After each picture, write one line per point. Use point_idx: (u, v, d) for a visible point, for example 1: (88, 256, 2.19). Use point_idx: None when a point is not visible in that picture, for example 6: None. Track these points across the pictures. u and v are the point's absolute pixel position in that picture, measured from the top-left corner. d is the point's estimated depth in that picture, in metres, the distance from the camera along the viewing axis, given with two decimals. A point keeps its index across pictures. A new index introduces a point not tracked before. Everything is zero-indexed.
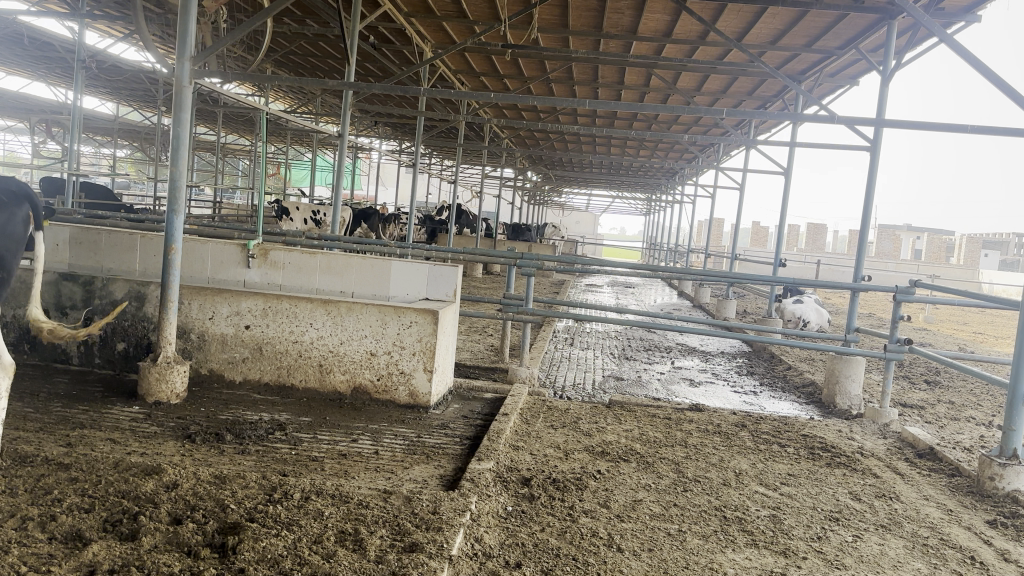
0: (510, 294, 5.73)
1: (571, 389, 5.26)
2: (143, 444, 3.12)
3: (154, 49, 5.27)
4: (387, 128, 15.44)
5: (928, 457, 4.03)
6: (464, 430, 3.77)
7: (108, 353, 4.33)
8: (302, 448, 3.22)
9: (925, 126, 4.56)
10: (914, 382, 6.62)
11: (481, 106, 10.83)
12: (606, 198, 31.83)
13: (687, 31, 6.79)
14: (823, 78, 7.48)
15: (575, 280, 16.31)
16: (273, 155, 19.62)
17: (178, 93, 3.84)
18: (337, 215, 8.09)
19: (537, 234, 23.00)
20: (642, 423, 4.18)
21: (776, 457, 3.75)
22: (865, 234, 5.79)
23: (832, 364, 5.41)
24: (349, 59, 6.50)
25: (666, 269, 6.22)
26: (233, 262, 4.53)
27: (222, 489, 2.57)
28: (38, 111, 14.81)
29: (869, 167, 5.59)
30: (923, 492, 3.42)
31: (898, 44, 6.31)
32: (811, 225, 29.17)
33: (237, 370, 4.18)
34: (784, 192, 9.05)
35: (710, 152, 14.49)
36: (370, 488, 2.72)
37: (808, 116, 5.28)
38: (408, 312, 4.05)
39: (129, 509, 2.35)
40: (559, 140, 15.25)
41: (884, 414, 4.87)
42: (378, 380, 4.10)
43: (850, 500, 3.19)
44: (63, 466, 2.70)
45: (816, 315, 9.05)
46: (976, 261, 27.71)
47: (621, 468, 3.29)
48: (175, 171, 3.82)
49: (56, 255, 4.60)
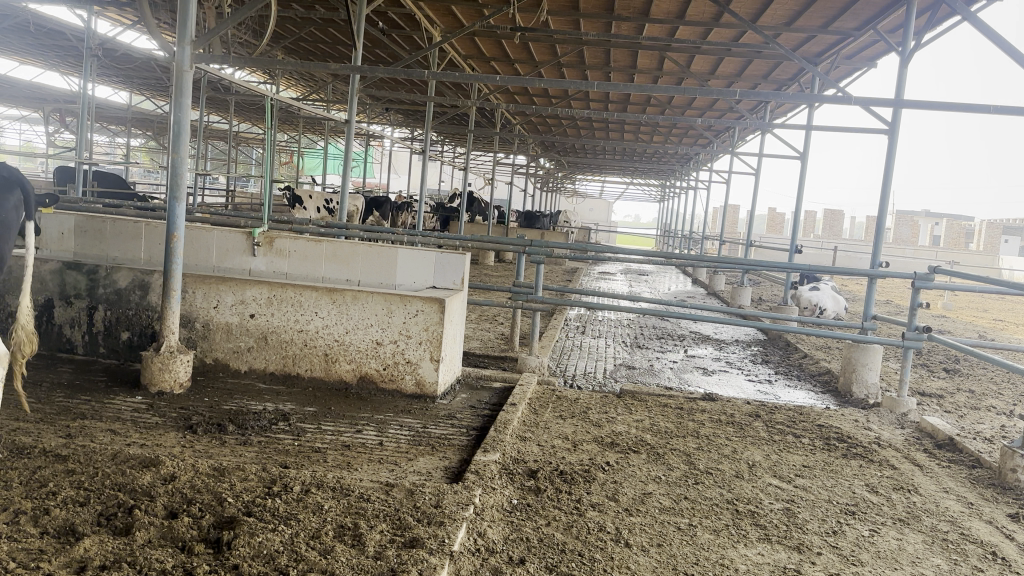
0: (521, 282, 5.63)
1: (582, 378, 5.19)
2: (144, 435, 3.07)
3: (157, 35, 5.19)
4: (398, 115, 15.36)
5: (947, 447, 3.93)
6: (471, 421, 3.70)
7: (113, 342, 4.29)
8: (305, 439, 3.16)
9: (945, 107, 4.44)
10: (933, 370, 6.51)
11: (492, 92, 10.72)
12: (620, 185, 31.71)
13: (701, 12, 6.68)
14: (840, 60, 7.35)
15: (588, 267, 16.24)
16: (285, 144, 19.61)
17: (179, 77, 3.75)
18: (345, 203, 7.96)
19: (552, 221, 22.90)
20: (654, 413, 4.10)
21: (791, 448, 3.66)
22: (884, 220, 5.64)
23: (848, 352, 5.30)
24: (357, 43, 6.41)
25: (679, 257, 6.10)
26: (239, 250, 4.48)
27: (220, 482, 2.51)
28: (51, 100, 14.86)
29: (886, 150, 5.47)
30: (943, 485, 3.32)
31: (918, 24, 6.17)
32: (827, 210, 28.87)
33: (243, 360, 4.13)
34: (801, 176, 8.90)
35: (725, 137, 14.33)
36: (373, 480, 2.66)
37: (824, 98, 5.17)
38: (414, 300, 3.97)
39: (125, 503, 2.30)
40: (573, 126, 15.15)
41: (902, 403, 4.76)
42: (385, 369, 4.04)
43: (866, 493, 3.10)
44: (61, 459, 2.65)
45: (833, 302, 8.95)
46: (995, 247, 27.48)
47: (630, 460, 3.21)
48: (176, 157, 3.74)
49: (61, 244, 4.56)
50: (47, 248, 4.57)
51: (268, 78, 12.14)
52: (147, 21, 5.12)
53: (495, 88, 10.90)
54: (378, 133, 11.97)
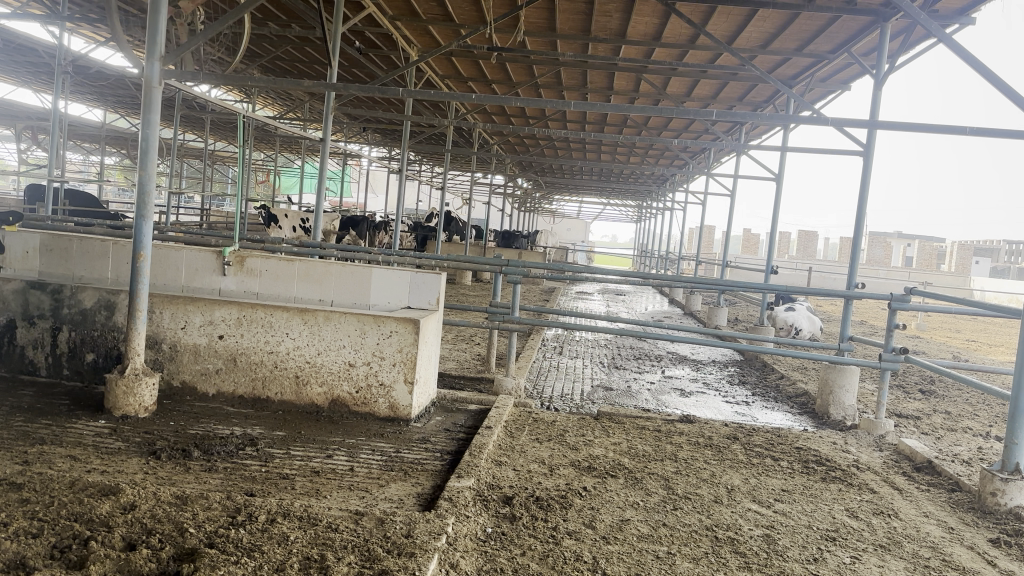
0: (497, 302, 5.55)
1: (558, 400, 5.11)
2: (105, 461, 2.96)
3: (128, 50, 5.08)
4: (375, 135, 15.29)
5: (926, 470, 3.90)
6: (446, 444, 3.62)
7: (77, 364, 4.17)
8: (273, 465, 3.07)
9: (920, 128, 4.44)
10: (909, 392, 6.49)
11: (469, 111, 10.71)
12: (597, 206, 31.78)
13: (677, 34, 6.71)
14: (815, 83, 7.40)
15: (565, 288, 16.20)
16: (261, 163, 19.50)
17: (147, 93, 3.71)
18: (319, 223, 7.81)
19: (530, 241, 22.90)
20: (631, 436, 4.04)
21: (769, 471, 3.61)
22: (860, 241, 5.61)
23: (825, 374, 5.27)
24: (332, 62, 6.32)
25: (656, 278, 6.05)
26: (209, 269, 4.39)
27: (182, 511, 2.41)
28: (23, 118, 14.67)
29: (861, 172, 5.48)
30: (923, 509, 3.28)
31: (891, 47, 6.22)
32: (802, 232, 29.06)
33: (210, 383, 4.03)
34: (778, 197, 8.93)
35: (702, 158, 14.40)
36: (342, 508, 2.57)
37: (799, 118, 5.18)
38: (388, 321, 3.90)
39: (81, 534, 2.20)
40: (551, 146, 15.19)
41: (880, 425, 4.73)
42: (357, 392, 3.95)
43: (847, 518, 3.05)
44: (15, 487, 2.55)
45: (808, 322, 8.99)
46: (967, 269, 27.74)
47: (607, 485, 3.14)
48: (143, 175, 3.66)
49: (25, 263, 4.46)
50: (10, 266, 4.47)
51: (244, 96, 12.05)
52: (118, 37, 5.01)
53: (472, 108, 10.88)
54: (354, 151, 11.90)
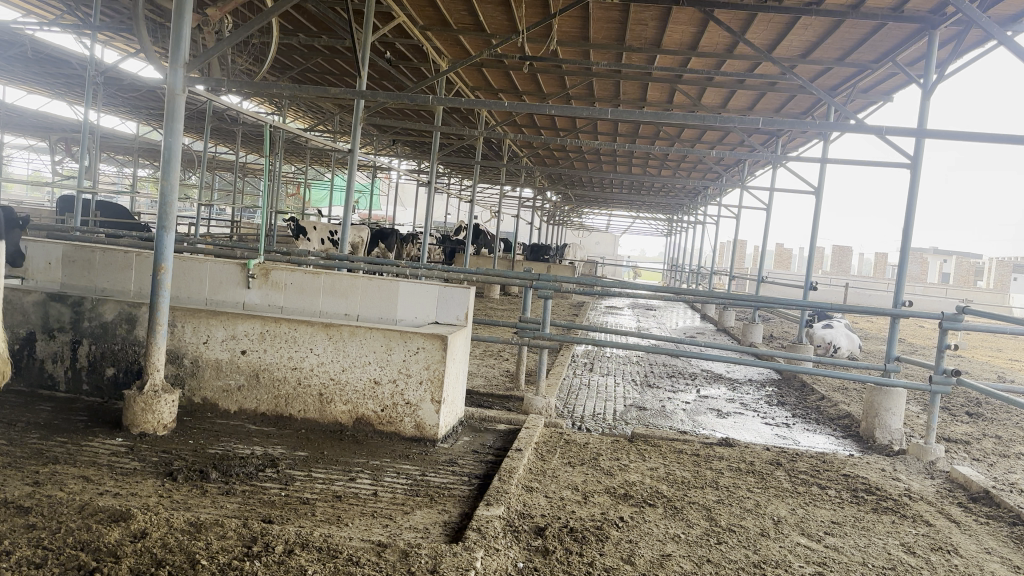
0: (527, 317, 5.36)
1: (590, 420, 4.94)
2: (120, 482, 2.84)
3: (155, 60, 4.94)
4: (405, 148, 15.27)
5: (983, 501, 3.67)
6: (474, 468, 3.45)
7: (96, 379, 4.06)
8: (293, 489, 2.92)
9: (972, 137, 4.23)
10: (956, 414, 6.23)
11: (500, 123, 10.61)
12: (626, 219, 31.52)
13: (715, 43, 6.54)
14: (856, 94, 7.22)
15: (594, 302, 16.02)
16: (292, 175, 19.58)
17: (170, 100, 3.60)
18: (345, 235, 7.66)
19: (559, 254, 22.72)
20: (668, 460, 3.85)
21: (817, 501, 3.40)
22: (905, 257, 5.35)
23: (871, 397, 5.04)
24: (362, 71, 6.17)
25: (690, 294, 5.83)
26: (233, 283, 4.28)
27: (195, 541, 2.27)
28: (58, 130, 14.78)
29: (908, 184, 5.26)
30: (984, 545, 3.06)
31: (937, 56, 6.01)
32: (836, 246, 28.61)
33: (232, 400, 3.91)
34: (815, 211, 8.69)
35: (735, 171, 14.15)
36: (364, 538, 2.40)
37: (842, 126, 4.97)
38: (415, 336, 3.75)
39: (86, 565, 2.06)
40: (580, 158, 15.09)
41: (930, 450, 4.48)
42: (382, 411, 3.80)
43: (904, 554, 2.84)
44: (23, 511, 2.41)
45: (847, 341, 8.73)
46: (1006, 285, 27.02)
47: (646, 515, 2.95)
48: (166, 185, 3.54)
49: (48, 274, 4.42)
50: (34, 278, 4.43)
51: (275, 108, 12.04)
52: (146, 46, 4.87)
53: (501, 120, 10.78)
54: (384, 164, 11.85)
